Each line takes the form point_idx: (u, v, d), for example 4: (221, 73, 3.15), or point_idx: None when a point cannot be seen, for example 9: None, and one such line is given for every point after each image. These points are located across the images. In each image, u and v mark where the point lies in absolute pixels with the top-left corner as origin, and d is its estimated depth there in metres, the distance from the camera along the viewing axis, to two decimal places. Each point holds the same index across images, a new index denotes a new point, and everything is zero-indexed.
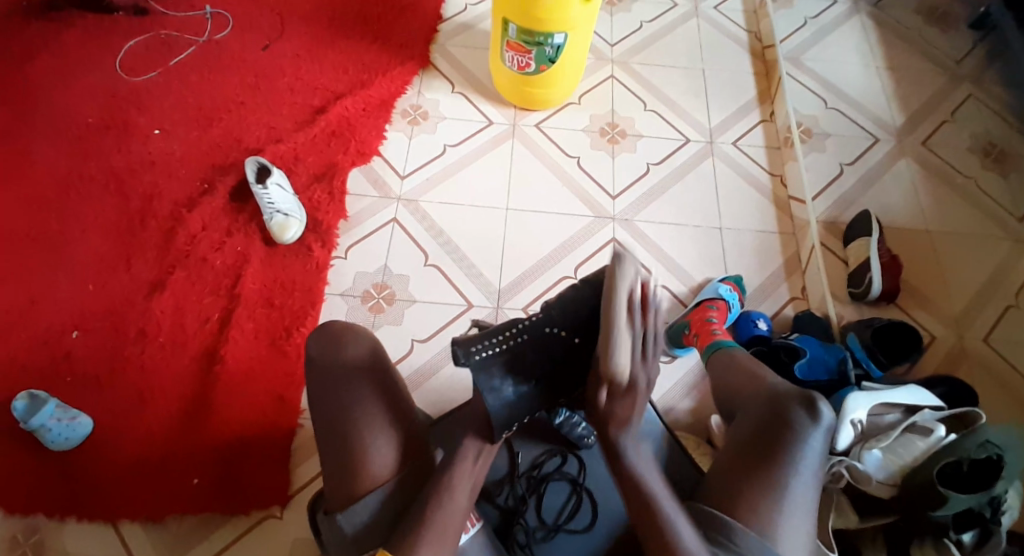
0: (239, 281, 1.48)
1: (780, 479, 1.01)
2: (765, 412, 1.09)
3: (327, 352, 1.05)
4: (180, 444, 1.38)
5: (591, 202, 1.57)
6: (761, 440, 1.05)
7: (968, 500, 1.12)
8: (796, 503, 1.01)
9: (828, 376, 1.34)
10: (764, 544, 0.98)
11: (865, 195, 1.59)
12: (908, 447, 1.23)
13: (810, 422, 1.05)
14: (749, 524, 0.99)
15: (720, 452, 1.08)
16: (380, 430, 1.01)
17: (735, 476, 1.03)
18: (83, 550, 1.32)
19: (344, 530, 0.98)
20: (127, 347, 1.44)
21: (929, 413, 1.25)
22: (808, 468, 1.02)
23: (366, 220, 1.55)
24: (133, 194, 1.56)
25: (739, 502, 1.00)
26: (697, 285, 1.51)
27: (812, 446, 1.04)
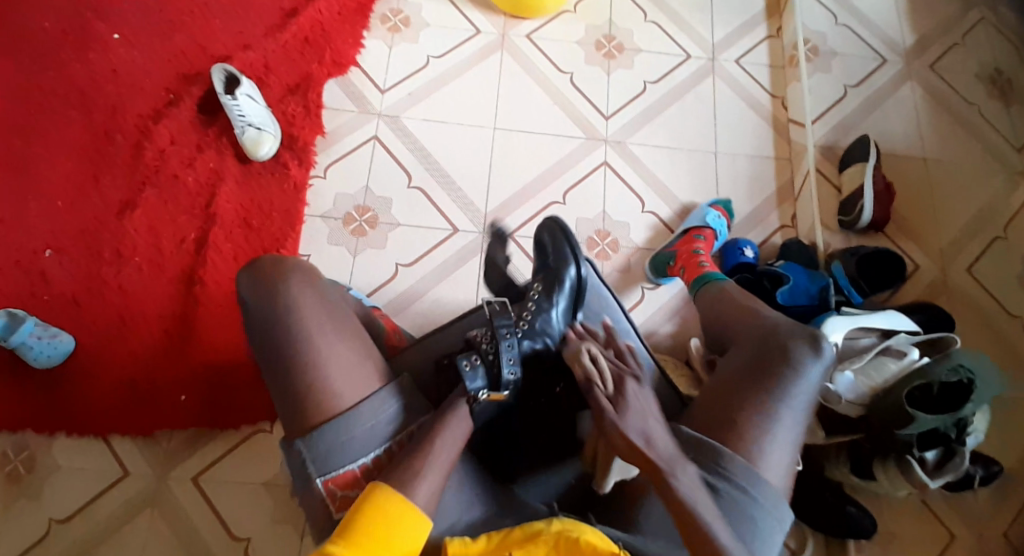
0: (213, 200, 1.43)
1: (772, 409, 1.00)
2: (764, 342, 1.07)
3: (264, 304, 1.05)
4: (166, 362, 1.38)
5: (582, 122, 1.50)
6: (755, 373, 1.03)
7: (935, 420, 1.21)
8: (784, 435, 1.00)
9: (809, 302, 1.37)
10: (750, 476, 0.97)
11: (866, 121, 1.52)
12: (881, 368, 1.28)
13: (809, 351, 1.03)
14: (735, 454, 0.98)
15: (708, 385, 1.06)
16: (341, 372, 1.03)
17: (728, 406, 1.02)
18: (74, 464, 1.35)
19: (313, 452, 1.00)
20: (103, 267, 1.41)
21: (905, 337, 1.30)
22: (803, 399, 1.01)
23: (345, 135, 1.48)
24: (97, 105, 1.48)
25: (731, 430, 1.00)
26: (687, 212, 1.47)
27: (809, 374, 1.03)
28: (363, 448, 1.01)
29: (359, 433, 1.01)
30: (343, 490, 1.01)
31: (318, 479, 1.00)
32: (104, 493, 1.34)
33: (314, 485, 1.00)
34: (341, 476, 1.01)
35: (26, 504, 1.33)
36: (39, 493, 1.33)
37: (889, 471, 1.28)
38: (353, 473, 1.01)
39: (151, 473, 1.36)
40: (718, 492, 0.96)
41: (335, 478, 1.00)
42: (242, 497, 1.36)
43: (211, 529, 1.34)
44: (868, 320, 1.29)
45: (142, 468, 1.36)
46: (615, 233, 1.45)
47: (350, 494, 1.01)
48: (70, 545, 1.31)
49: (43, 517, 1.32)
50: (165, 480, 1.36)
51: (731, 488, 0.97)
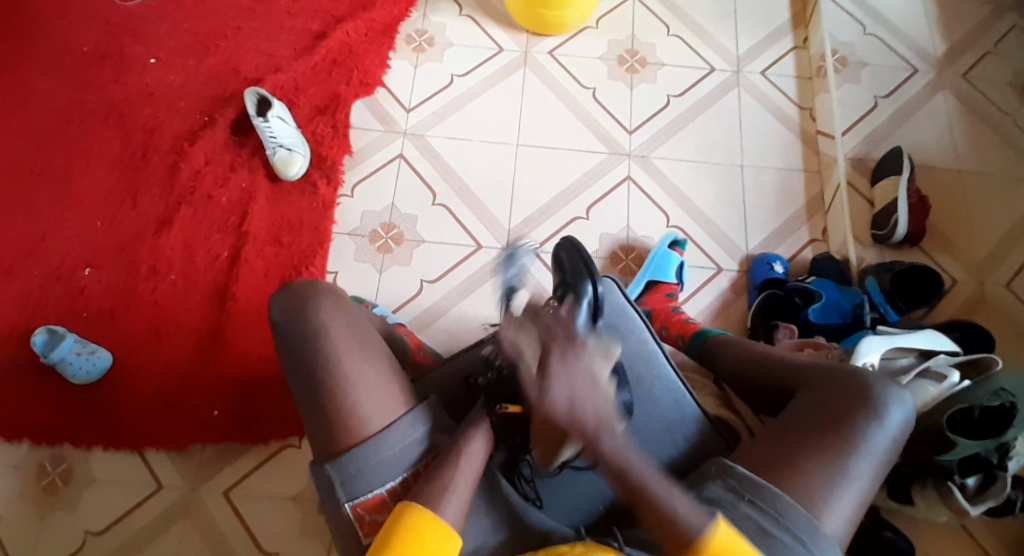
0: (246, 219, 1.46)
1: (844, 459, 1.02)
2: (835, 388, 1.08)
3: (295, 324, 1.09)
4: (201, 376, 1.41)
5: (606, 137, 1.51)
6: (832, 419, 1.05)
7: (976, 445, 1.21)
8: (853, 486, 1.02)
9: (842, 320, 1.35)
10: (813, 525, 0.99)
11: (897, 132, 1.49)
12: (919, 392, 1.27)
13: (894, 399, 1.06)
14: (800, 502, 1.00)
15: (777, 426, 1.08)
16: (368, 392, 1.07)
17: (796, 453, 1.03)
18: (110, 476, 1.40)
19: (343, 477, 1.04)
20: (140, 284, 1.44)
21: (945, 359, 1.28)
22: (875, 450, 1.03)
23: (372, 154, 1.50)
24: (135, 127, 1.53)
25: (795, 479, 1.01)
26: (715, 226, 1.46)
27: (892, 421, 1.05)
28: (388, 473, 1.05)
29: (388, 457, 1.04)
30: (371, 513, 1.05)
31: (347, 504, 1.04)
32: (137, 506, 1.38)
33: (343, 508, 1.04)
34: (370, 499, 1.04)
35: (63, 516, 1.37)
36: (75, 504, 1.38)
37: (926, 495, 1.29)
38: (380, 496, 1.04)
39: (183, 486, 1.40)
40: (782, 541, 0.98)
41: (363, 501, 1.04)
42: (271, 510, 1.39)
43: (240, 541, 1.37)
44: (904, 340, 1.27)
45: (174, 481, 1.40)
46: (640, 246, 1.44)
47: (379, 517, 1.05)
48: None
49: (79, 529, 1.37)
50: (197, 492, 1.39)
51: (791, 535, 0.99)
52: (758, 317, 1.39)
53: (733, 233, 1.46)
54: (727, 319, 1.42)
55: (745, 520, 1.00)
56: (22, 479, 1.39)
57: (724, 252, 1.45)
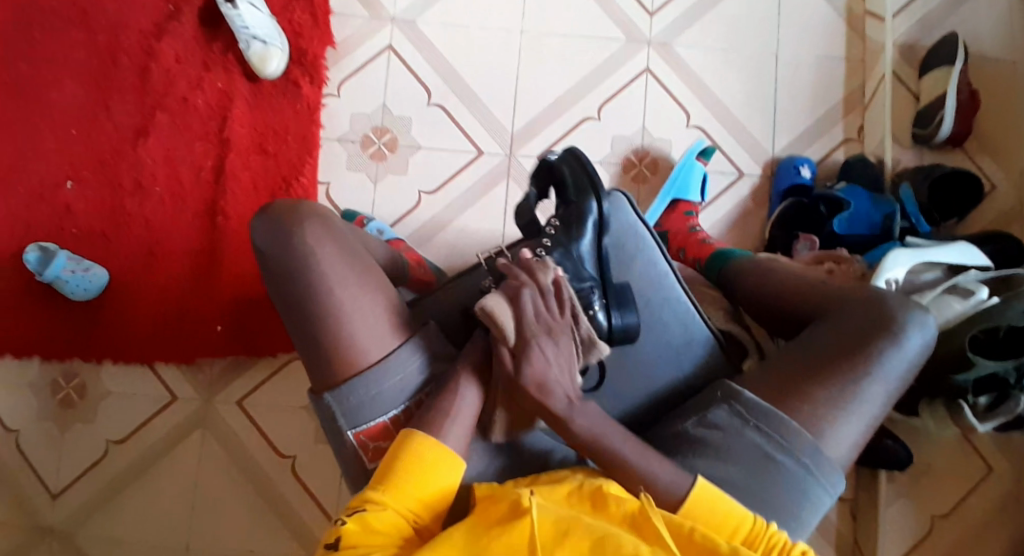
0: (226, 125, 1.34)
1: (855, 382, 0.92)
2: (857, 307, 0.97)
3: (280, 252, 0.94)
4: (201, 292, 1.37)
5: (623, 21, 1.33)
6: (846, 343, 0.94)
7: (995, 366, 1.13)
8: (863, 412, 0.93)
9: (871, 232, 1.22)
10: (816, 449, 0.91)
11: (955, 14, 1.29)
12: (941, 309, 1.16)
13: (916, 322, 0.94)
14: (806, 427, 0.91)
15: (787, 346, 0.98)
16: (365, 323, 0.94)
17: (805, 373, 0.94)
18: (123, 390, 1.39)
19: (345, 402, 0.94)
20: (125, 199, 1.36)
21: (974, 274, 1.16)
22: (893, 372, 0.93)
23: (356, 47, 1.35)
24: (95, 21, 1.37)
25: (802, 401, 0.92)
26: (738, 126, 1.32)
27: (910, 347, 0.94)
28: (389, 402, 0.95)
29: (387, 386, 0.94)
30: (377, 441, 0.96)
31: (350, 432, 0.95)
32: (155, 416, 1.39)
33: (347, 437, 0.95)
34: (372, 428, 0.95)
35: (82, 428, 1.38)
36: (93, 417, 1.38)
37: (935, 410, 1.23)
38: (384, 425, 0.95)
39: (196, 397, 1.39)
40: (781, 464, 0.91)
41: (367, 429, 0.95)
42: (285, 419, 1.39)
43: (259, 450, 1.38)
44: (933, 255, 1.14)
45: (188, 393, 1.39)
46: (655, 151, 1.32)
47: (384, 444, 0.96)
48: (126, 464, 1.37)
49: (100, 439, 1.38)
50: (212, 404, 1.39)
51: (793, 459, 0.91)
52: (778, 227, 1.27)
53: (760, 134, 1.32)
54: (745, 230, 1.31)
55: (746, 445, 0.92)
56: (37, 397, 1.39)
57: (747, 155, 1.31)
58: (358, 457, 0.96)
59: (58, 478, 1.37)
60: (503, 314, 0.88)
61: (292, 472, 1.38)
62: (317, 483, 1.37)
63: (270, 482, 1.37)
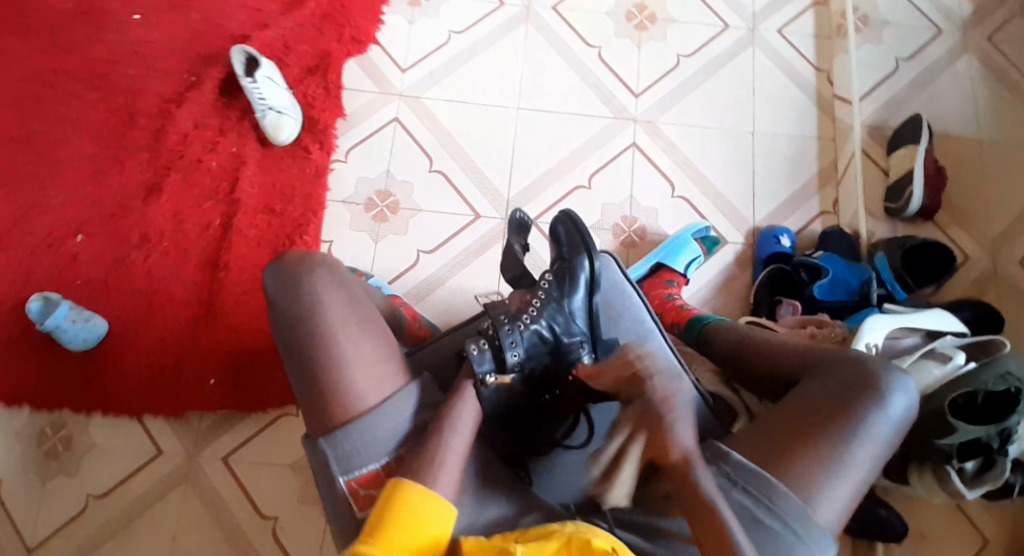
0: (236, 185, 1.42)
1: (838, 443, 0.88)
2: (838, 368, 0.94)
3: (288, 296, 0.93)
4: (195, 345, 1.39)
5: (611, 100, 1.44)
6: (830, 406, 0.90)
7: (977, 430, 1.04)
8: (850, 474, 0.88)
9: (848, 297, 1.24)
10: (806, 514, 0.86)
11: (918, 97, 1.39)
12: (919, 372, 1.09)
13: (899, 383, 0.91)
14: (795, 490, 0.86)
15: (773, 408, 0.93)
16: (368, 370, 0.91)
17: (788, 435, 0.90)
18: (111, 442, 1.38)
19: (342, 449, 0.89)
20: (133, 252, 1.42)
21: (951, 339, 1.11)
22: (877, 438, 0.89)
23: (364, 118, 1.45)
24: (120, 89, 1.48)
25: (789, 462, 0.88)
26: (720, 196, 1.39)
27: (893, 409, 0.90)
28: (383, 449, 0.89)
29: (384, 428, 0.90)
30: (367, 490, 0.90)
31: (341, 479, 0.89)
32: (140, 470, 1.36)
33: (337, 484, 0.90)
34: (366, 474, 0.89)
35: (66, 482, 1.35)
36: (78, 469, 1.36)
37: (923, 478, 1.11)
38: (376, 472, 0.89)
39: (182, 454, 1.37)
40: (767, 529, 0.86)
41: (359, 477, 0.89)
42: (268, 478, 1.36)
43: (242, 510, 1.34)
44: (909, 320, 1.12)
45: (174, 447, 1.37)
46: (642, 219, 1.38)
47: (376, 493, 0.90)
48: (107, 519, 1.34)
49: (81, 493, 1.35)
50: (197, 459, 1.37)
51: (784, 524, 0.86)
52: (761, 292, 1.30)
53: (740, 204, 1.38)
54: (731, 294, 1.35)
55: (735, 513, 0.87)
56: (21, 446, 1.37)
57: (730, 224, 1.37)
58: (348, 508, 0.90)
59: (35, 529, 1.33)
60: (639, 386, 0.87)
61: (272, 535, 1.33)
62: (298, 548, 1.33)
63: (248, 543, 1.33)
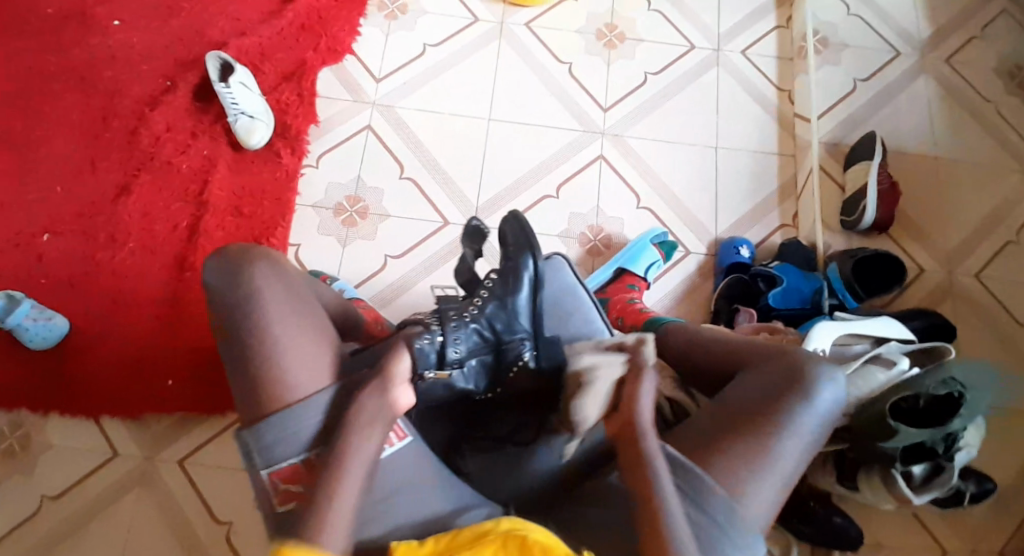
0: (206, 187, 1.43)
1: (764, 436, 0.88)
2: (771, 364, 0.94)
3: (226, 286, 0.90)
4: (157, 345, 1.37)
5: (580, 114, 1.47)
6: (760, 400, 0.90)
7: (921, 434, 1.01)
8: (778, 469, 0.87)
9: (801, 307, 1.27)
10: (731, 507, 0.85)
11: (875, 116, 1.44)
12: (867, 376, 1.05)
13: (826, 376, 0.91)
14: (720, 482, 0.86)
15: (706, 407, 0.93)
16: (302, 362, 0.89)
17: (716, 430, 0.90)
18: (68, 443, 1.35)
19: (263, 441, 0.86)
20: (100, 252, 1.41)
21: (895, 345, 1.08)
22: (803, 431, 0.88)
23: (337, 125, 1.48)
24: (96, 91, 1.49)
25: (714, 457, 0.87)
26: (683, 208, 1.42)
27: (821, 403, 0.89)
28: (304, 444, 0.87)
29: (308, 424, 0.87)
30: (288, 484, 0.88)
31: (264, 472, 0.87)
32: (95, 472, 1.33)
33: (259, 475, 0.88)
34: (287, 469, 0.87)
35: (19, 482, 1.32)
36: (32, 469, 1.33)
37: (871, 481, 1.08)
38: (297, 466, 0.87)
39: (140, 456, 1.35)
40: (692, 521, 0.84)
41: (281, 470, 0.87)
42: (226, 481, 1.34)
43: (198, 513, 1.32)
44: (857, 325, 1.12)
45: (131, 449, 1.35)
46: (607, 229, 1.41)
47: (296, 488, 0.88)
48: (60, 521, 1.30)
49: (35, 494, 1.32)
50: (154, 461, 1.34)
51: (708, 517, 0.84)
52: (720, 301, 1.31)
53: (703, 216, 1.41)
54: (692, 303, 1.36)
55: None
56: None
57: (693, 235, 1.40)
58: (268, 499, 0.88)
59: None
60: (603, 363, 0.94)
61: (227, 539, 1.31)
62: (254, 553, 1.30)
63: (202, 549, 1.30)
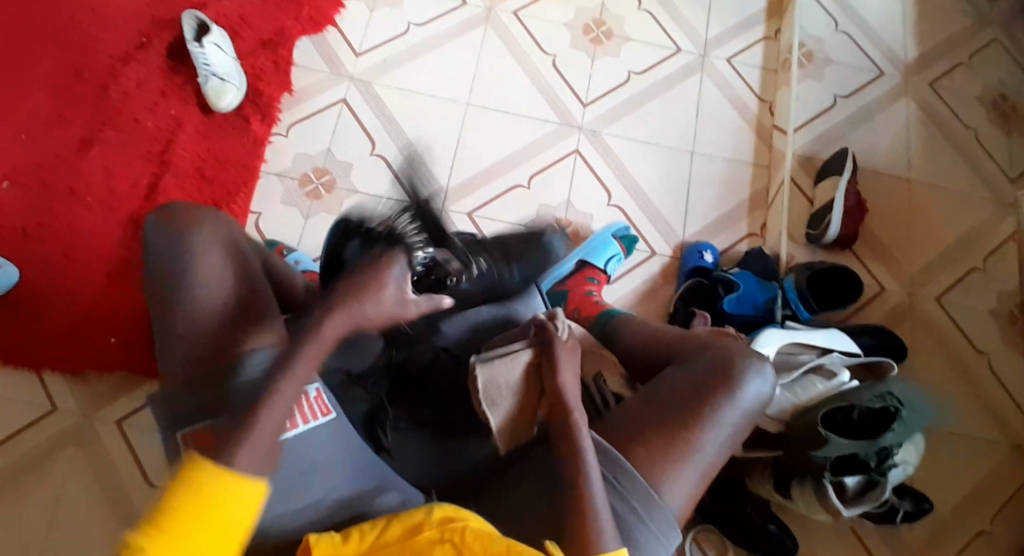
0: (170, 146, 1.40)
1: (687, 428, 0.89)
2: (702, 359, 0.96)
3: (167, 240, 0.87)
4: (100, 299, 1.33)
5: (559, 106, 1.45)
6: (687, 390, 0.92)
7: (854, 447, 0.99)
8: (699, 459, 0.88)
9: (755, 313, 1.26)
10: (648, 495, 0.85)
11: (852, 134, 1.43)
12: (804, 388, 1.07)
13: (754, 369, 0.93)
14: (641, 470, 0.86)
15: (635, 397, 0.93)
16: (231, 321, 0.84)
17: (640, 419, 0.90)
18: (4, 395, 1.30)
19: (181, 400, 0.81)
20: (54, 202, 1.37)
21: (838, 357, 1.09)
22: (725, 425, 0.90)
23: (311, 96, 1.45)
24: (69, 41, 1.46)
25: (637, 445, 0.88)
26: (653, 210, 1.40)
27: (746, 397, 0.92)
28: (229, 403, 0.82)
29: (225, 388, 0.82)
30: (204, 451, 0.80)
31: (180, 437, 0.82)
32: (29, 426, 1.29)
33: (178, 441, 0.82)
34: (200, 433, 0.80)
35: None
36: None
37: (804, 493, 1.07)
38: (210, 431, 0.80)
39: (77, 413, 1.30)
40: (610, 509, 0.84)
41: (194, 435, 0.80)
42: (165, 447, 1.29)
43: (131, 476, 1.27)
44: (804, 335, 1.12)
45: (69, 405, 1.30)
46: (576, 223, 1.38)
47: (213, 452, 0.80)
48: None
49: None
50: (90, 421, 1.29)
51: (625, 503, 0.85)
52: (679, 303, 1.28)
53: (672, 220, 1.39)
54: (652, 304, 1.34)
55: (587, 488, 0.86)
56: None
57: (660, 237, 1.38)
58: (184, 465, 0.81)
59: None
60: (523, 349, 0.90)
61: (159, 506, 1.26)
62: None
63: (132, 512, 1.26)
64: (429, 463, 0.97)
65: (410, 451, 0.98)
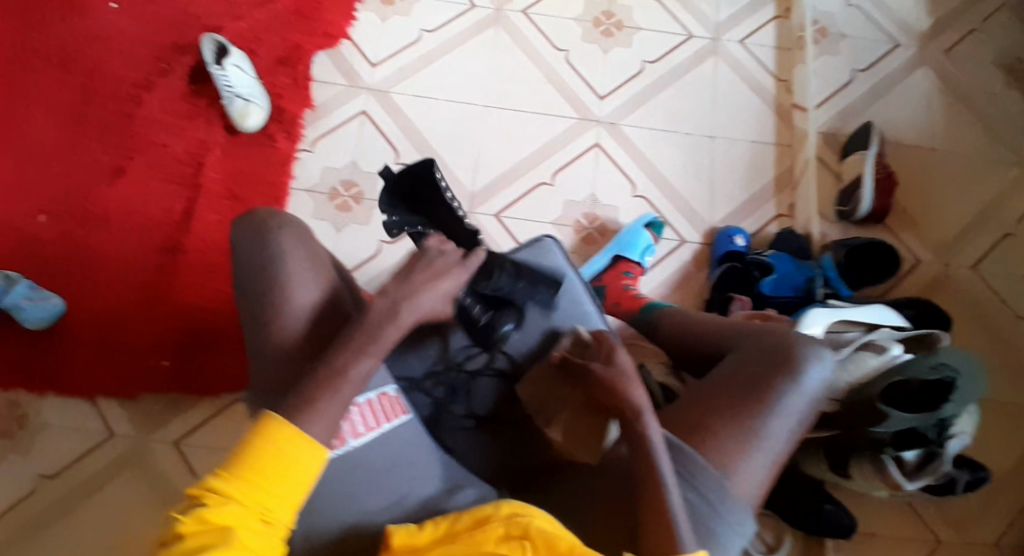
0: (201, 170, 1.43)
1: (753, 417, 0.91)
2: (762, 347, 0.97)
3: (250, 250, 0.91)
4: (148, 323, 1.36)
5: (577, 102, 1.47)
6: (749, 380, 0.94)
7: (911, 419, 1.01)
8: (767, 446, 0.90)
9: (794, 294, 1.27)
10: (722, 486, 0.87)
11: (871, 107, 1.43)
12: (858, 364, 1.09)
13: (815, 354, 0.95)
14: (711, 462, 0.88)
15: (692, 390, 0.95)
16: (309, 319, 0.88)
17: (701, 413, 0.92)
18: (63, 423, 1.33)
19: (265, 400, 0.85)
20: (93, 232, 1.40)
21: (888, 332, 1.12)
22: (790, 412, 0.92)
23: (333, 110, 1.48)
24: (91, 73, 1.48)
25: (704, 436, 0.90)
26: (679, 197, 1.41)
27: (810, 382, 0.93)
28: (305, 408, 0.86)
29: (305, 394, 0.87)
30: None
31: None
32: (91, 451, 1.32)
33: None
34: None
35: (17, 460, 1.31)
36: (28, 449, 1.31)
37: (863, 470, 1.10)
38: None
39: (135, 434, 1.33)
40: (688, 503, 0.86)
41: None
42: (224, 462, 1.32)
43: None
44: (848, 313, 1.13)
45: (127, 429, 1.33)
46: (603, 216, 1.40)
47: None
48: (55, 500, 1.29)
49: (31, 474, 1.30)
50: (148, 442, 1.33)
51: (698, 494, 0.86)
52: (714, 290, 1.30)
53: (699, 206, 1.41)
54: (687, 292, 1.36)
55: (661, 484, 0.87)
56: None
57: (689, 224, 1.40)
58: None
59: None
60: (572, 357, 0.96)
61: None
62: None
63: None
64: (491, 461, 1.00)
65: (469, 454, 1.00)
